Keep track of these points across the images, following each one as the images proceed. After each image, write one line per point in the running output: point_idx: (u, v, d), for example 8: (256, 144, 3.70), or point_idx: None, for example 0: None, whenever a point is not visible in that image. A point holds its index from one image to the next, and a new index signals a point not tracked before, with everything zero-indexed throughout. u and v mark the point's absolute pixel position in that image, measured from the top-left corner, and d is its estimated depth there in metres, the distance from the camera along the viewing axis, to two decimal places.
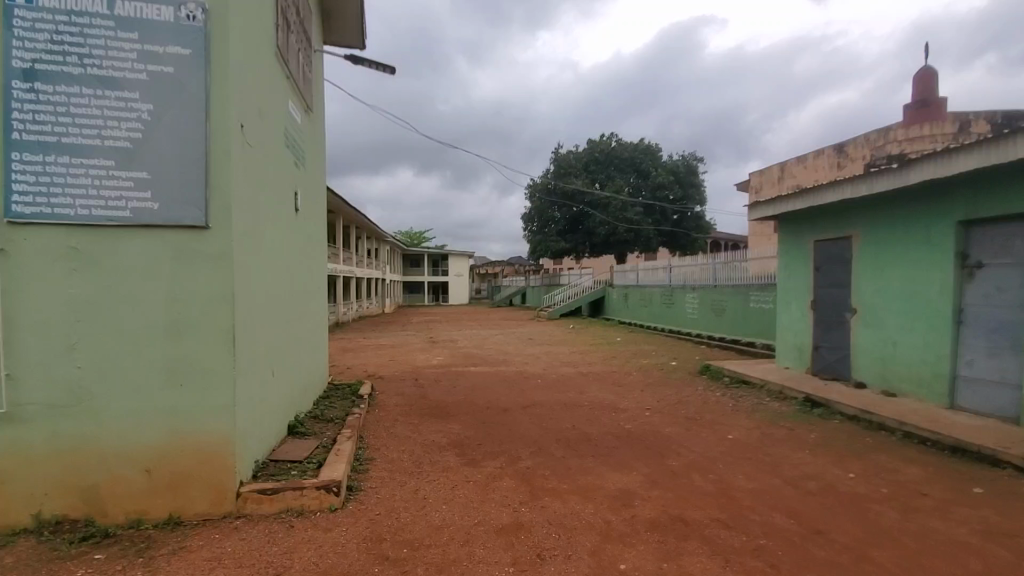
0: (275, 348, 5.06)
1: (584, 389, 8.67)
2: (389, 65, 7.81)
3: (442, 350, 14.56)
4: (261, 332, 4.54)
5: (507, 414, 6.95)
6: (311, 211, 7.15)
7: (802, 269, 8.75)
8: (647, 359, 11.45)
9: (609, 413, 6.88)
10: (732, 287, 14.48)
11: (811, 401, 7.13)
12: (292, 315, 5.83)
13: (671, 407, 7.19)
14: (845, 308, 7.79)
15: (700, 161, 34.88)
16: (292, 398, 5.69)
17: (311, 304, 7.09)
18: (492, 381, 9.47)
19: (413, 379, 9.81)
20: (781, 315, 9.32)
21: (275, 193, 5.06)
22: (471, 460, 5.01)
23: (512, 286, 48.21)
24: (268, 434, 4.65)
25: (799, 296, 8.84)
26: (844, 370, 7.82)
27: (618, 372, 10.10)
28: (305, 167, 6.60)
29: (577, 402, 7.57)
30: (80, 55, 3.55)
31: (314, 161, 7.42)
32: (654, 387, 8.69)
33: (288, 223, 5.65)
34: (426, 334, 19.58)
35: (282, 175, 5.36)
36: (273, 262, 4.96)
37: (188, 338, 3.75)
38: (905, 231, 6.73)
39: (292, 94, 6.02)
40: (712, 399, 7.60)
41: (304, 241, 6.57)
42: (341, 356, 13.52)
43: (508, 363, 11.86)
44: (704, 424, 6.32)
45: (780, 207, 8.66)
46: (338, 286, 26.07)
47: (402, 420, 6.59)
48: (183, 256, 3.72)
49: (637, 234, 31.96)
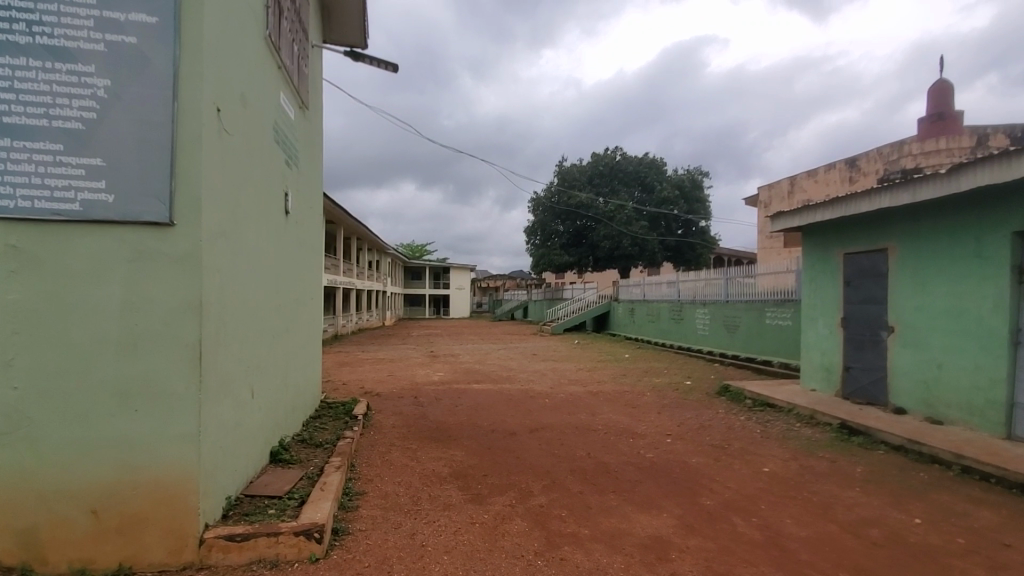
0: (256, 366, 4.48)
1: (595, 410, 8.04)
2: (391, 62, 7.35)
3: (442, 365, 13.91)
4: (238, 349, 3.97)
5: (513, 439, 6.32)
6: (305, 215, 6.61)
7: (829, 283, 8.17)
8: (659, 378, 10.82)
9: (626, 439, 6.26)
10: (745, 303, 13.89)
11: (848, 428, 6.50)
12: (279, 328, 5.27)
13: (693, 433, 6.55)
14: (880, 326, 7.20)
15: (705, 176, 34.56)
16: (276, 421, 5.09)
17: (302, 316, 6.51)
18: (496, 401, 8.86)
19: (411, 397, 9.19)
20: (806, 333, 8.72)
21: (259, 191, 4.52)
22: (476, 496, 4.39)
23: (513, 301, 47.57)
24: (243, 465, 4.04)
25: (826, 312, 8.25)
26: (880, 394, 7.21)
27: (630, 392, 9.47)
28: (299, 167, 6.09)
29: (590, 426, 6.94)
30: (29, 21, 3.03)
31: (309, 163, 6.90)
32: (671, 409, 8.06)
33: (276, 226, 5.11)
34: (426, 349, 18.91)
35: (269, 173, 4.83)
36: (255, 268, 4.41)
37: (146, 355, 3.18)
38: (951, 243, 6.18)
39: (285, 87, 5.52)
40: (737, 424, 6.97)
41: (295, 248, 6.03)
42: (336, 371, 12.87)
43: (512, 380, 11.24)
44: (733, 453, 5.70)
45: (806, 217, 8.13)
46: (337, 299, 25.55)
47: (398, 445, 5.96)
48: (143, 257, 3.17)
49: (643, 247, 31.33)
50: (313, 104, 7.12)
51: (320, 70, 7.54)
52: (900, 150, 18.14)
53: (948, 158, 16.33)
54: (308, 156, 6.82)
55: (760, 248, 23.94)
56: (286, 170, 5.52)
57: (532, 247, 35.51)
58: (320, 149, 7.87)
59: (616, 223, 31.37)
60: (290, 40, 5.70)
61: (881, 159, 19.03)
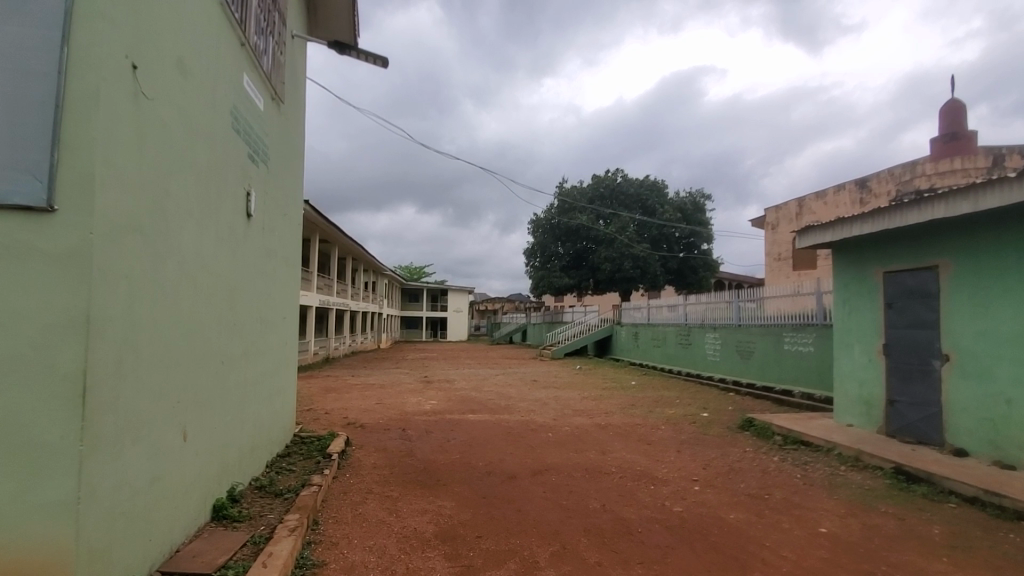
0: (193, 400, 3.60)
1: (606, 447, 7.08)
2: (381, 56, 6.58)
3: (436, 392, 12.89)
4: (160, 380, 3.10)
5: (513, 484, 5.37)
6: (276, 223, 5.77)
7: (867, 305, 7.35)
8: (672, 410, 9.85)
9: (646, 486, 5.29)
10: (760, 328, 12.98)
11: (905, 474, 5.58)
12: (233, 352, 4.41)
13: (723, 479, 5.60)
14: (931, 354, 6.35)
15: (706, 198, 33.98)
16: (224, 466, 4.19)
17: (270, 337, 5.66)
18: (493, 435, 7.89)
19: (399, 429, 8.21)
20: (840, 361, 7.85)
21: (204, 187, 3.69)
22: (466, 571, 3.43)
23: (512, 324, 46.53)
24: (161, 532, 3.12)
25: (863, 337, 7.39)
26: (933, 432, 6.29)
27: (642, 426, 8.50)
28: (267, 165, 5.28)
29: (602, 468, 5.98)
30: None
31: (286, 165, 6.13)
32: (693, 447, 7.10)
33: (231, 230, 4.26)
34: (420, 373, 18.01)
35: (222, 165, 4.02)
36: (193, 280, 3.54)
37: (11, 391, 2.33)
38: (1018, 259, 5.38)
39: (251, 70, 4.74)
40: (773, 468, 6.03)
41: (261, 258, 5.18)
42: (320, 397, 11.89)
43: (511, 410, 10.26)
44: (778, 507, 4.75)
45: (839, 232, 7.33)
46: (332, 321, 24.54)
47: (375, 493, 4.99)
48: (10, 257, 2.33)
49: (643, 270, 30.65)
50: (292, 100, 6.36)
51: (302, 66, 6.81)
52: (913, 171, 17.57)
53: (965, 178, 15.49)
54: (284, 156, 6.01)
55: (766, 271, 23.17)
56: (250, 165, 4.70)
57: (531, 269, 34.69)
58: (301, 152, 7.09)
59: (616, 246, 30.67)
60: (259, 18, 4.95)
61: (893, 180, 18.47)
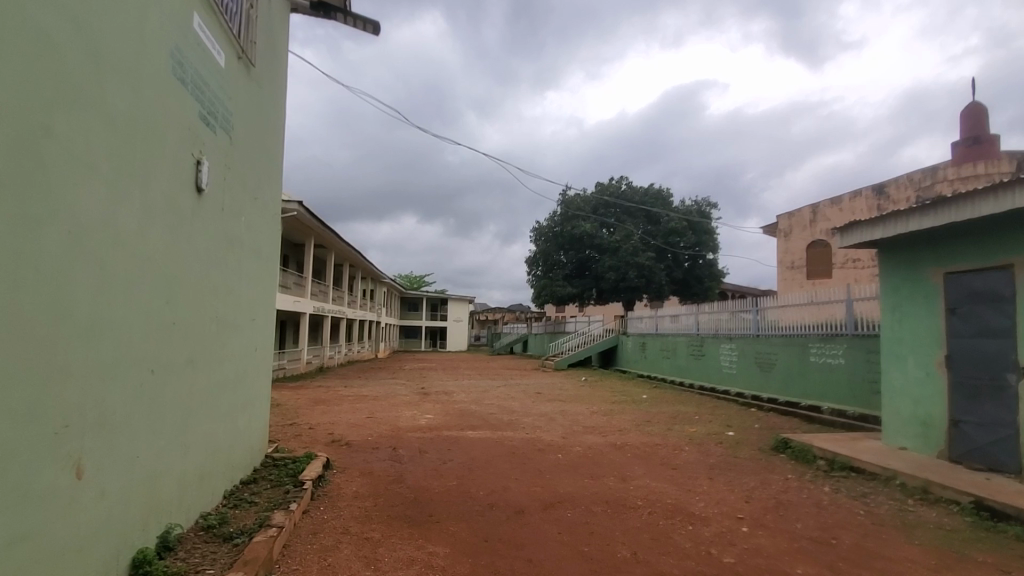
0: (100, 422, 2.69)
1: (625, 472, 6.14)
2: (373, 21, 5.71)
3: (433, 405, 11.89)
4: (28, 398, 2.19)
5: (521, 521, 4.44)
6: (242, 207, 4.88)
7: (922, 311, 6.45)
8: (694, 427, 8.90)
9: (682, 526, 4.34)
10: (782, 338, 12.03)
11: (989, 510, 4.67)
12: (172, 360, 3.51)
13: (773, 516, 4.64)
14: (1006, 367, 5.46)
15: (711, 207, 33.14)
16: (153, 505, 3.27)
17: (231, 343, 4.75)
18: (494, 456, 6.95)
19: (389, 448, 7.26)
20: (889, 375, 6.94)
21: (124, 140, 2.82)
22: None
23: (513, 334, 45.48)
24: None
25: (918, 348, 6.49)
26: (1009, 458, 5.39)
27: (662, 446, 7.55)
28: (229, 135, 4.41)
29: (626, 500, 5.02)
30: None
31: (258, 143, 5.28)
32: (726, 473, 6.15)
33: (170, 204, 3.37)
34: (416, 384, 16.89)
35: (157, 118, 3.14)
36: (101, 258, 2.64)
37: None
38: None
39: (208, 14, 3.90)
40: (828, 502, 5.10)
41: (218, 246, 4.29)
42: (307, 410, 10.90)
43: (514, 426, 9.29)
44: (851, 556, 3.83)
45: (892, 228, 6.43)
46: (326, 328, 23.49)
47: (351, 535, 4.04)
48: None
49: (648, 279, 29.75)
50: (269, 69, 5.52)
51: (283, 37, 6.00)
52: (934, 176, 16.71)
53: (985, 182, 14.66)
54: (255, 130, 5.15)
55: (777, 281, 22.20)
56: (202, 129, 3.83)
57: (534, 278, 33.74)
58: (281, 134, 6.24)
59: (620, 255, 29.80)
60: None
61: (913, 186, 17.65)
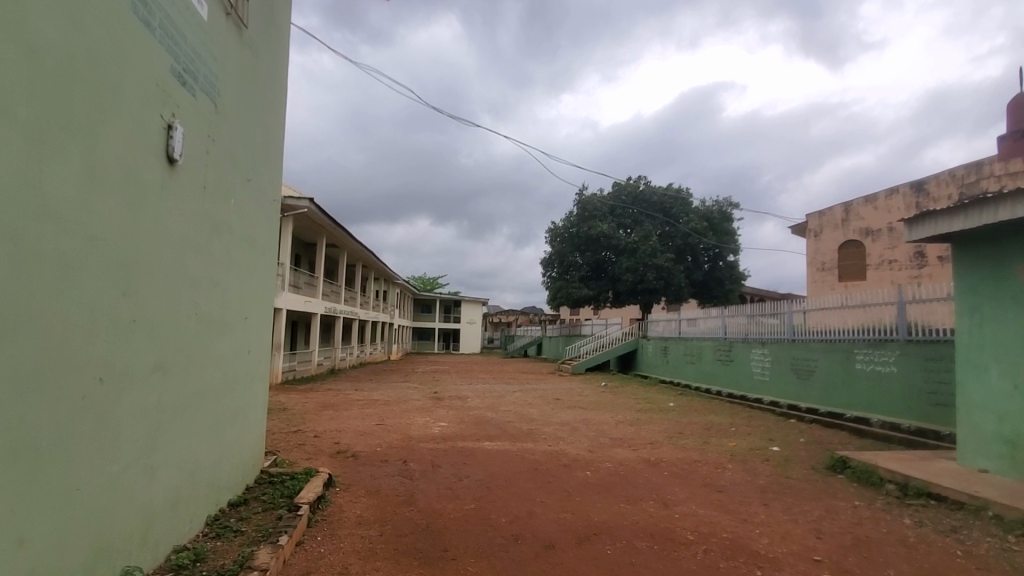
0: (16, 448, 2.05)
1: (665, 495, 5.39)
2: None
3: (446, 411, 11.21)
4: None
5: (551, 560, 3.71)
6: (232, 188, 4.25)
7: (1010, 315, 5.60)
8: (733, 441, 8.09)
9: (747, 571, 3.59)
10: (822, 343, 11.12)
11: None
12: (133, 366, 2.87)
13: (855, 559, 3.86)
14: None
15: (733, 207, 32.05)
16: (104, 545, 2.63)
17: (217, 344, 4.12)
18: (515, 472, 6.24)
19: (399, 462, 6.58)
20: (967, 387, 6.09)
21: (56, 83, 2.17)
22: None
23: (527, 336, 44.76)
24: None
25: (1003, 357, 5.65)
26: None
27: (702, 463, 6.78)
28: (214, 100, 3.78)
29: (674, 533, 4.28)
30: None
31: (252, 117, 4.65)
32: (782, 498, 5.35)
33: (128, 174, 2.72)
34: (428, 388, 16.22)
35: (106, 62, 2.49)
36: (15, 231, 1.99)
37: None
38: None
39: None
40: (914, 539, 4.30)
41: (200, 230, 3.65)
42: (314, 416, 10.27)
43: (533, 436, 8.56)
44: None
45: (973, 219, 5.59)
46: (337, 330, 22.97)
47: None
48: None
49: (667, 281, 28.82)
50: (266, 36, 4.90)
51: (283, 5, 5.37)
52: (980, 171, 15.58)
53: None
54: (248, 103, 4.52)
55: (807, 282, 21.18)
56: (176, 87, 3.19)
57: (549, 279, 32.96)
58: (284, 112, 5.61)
59: (638, 256, 28.84)
60: None
61: (955, 182, 16.53)
